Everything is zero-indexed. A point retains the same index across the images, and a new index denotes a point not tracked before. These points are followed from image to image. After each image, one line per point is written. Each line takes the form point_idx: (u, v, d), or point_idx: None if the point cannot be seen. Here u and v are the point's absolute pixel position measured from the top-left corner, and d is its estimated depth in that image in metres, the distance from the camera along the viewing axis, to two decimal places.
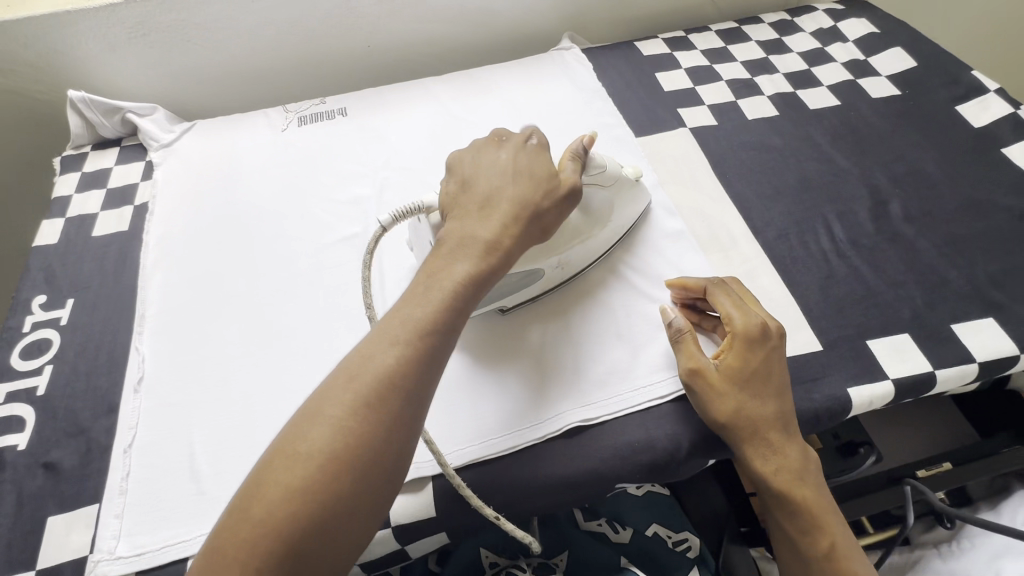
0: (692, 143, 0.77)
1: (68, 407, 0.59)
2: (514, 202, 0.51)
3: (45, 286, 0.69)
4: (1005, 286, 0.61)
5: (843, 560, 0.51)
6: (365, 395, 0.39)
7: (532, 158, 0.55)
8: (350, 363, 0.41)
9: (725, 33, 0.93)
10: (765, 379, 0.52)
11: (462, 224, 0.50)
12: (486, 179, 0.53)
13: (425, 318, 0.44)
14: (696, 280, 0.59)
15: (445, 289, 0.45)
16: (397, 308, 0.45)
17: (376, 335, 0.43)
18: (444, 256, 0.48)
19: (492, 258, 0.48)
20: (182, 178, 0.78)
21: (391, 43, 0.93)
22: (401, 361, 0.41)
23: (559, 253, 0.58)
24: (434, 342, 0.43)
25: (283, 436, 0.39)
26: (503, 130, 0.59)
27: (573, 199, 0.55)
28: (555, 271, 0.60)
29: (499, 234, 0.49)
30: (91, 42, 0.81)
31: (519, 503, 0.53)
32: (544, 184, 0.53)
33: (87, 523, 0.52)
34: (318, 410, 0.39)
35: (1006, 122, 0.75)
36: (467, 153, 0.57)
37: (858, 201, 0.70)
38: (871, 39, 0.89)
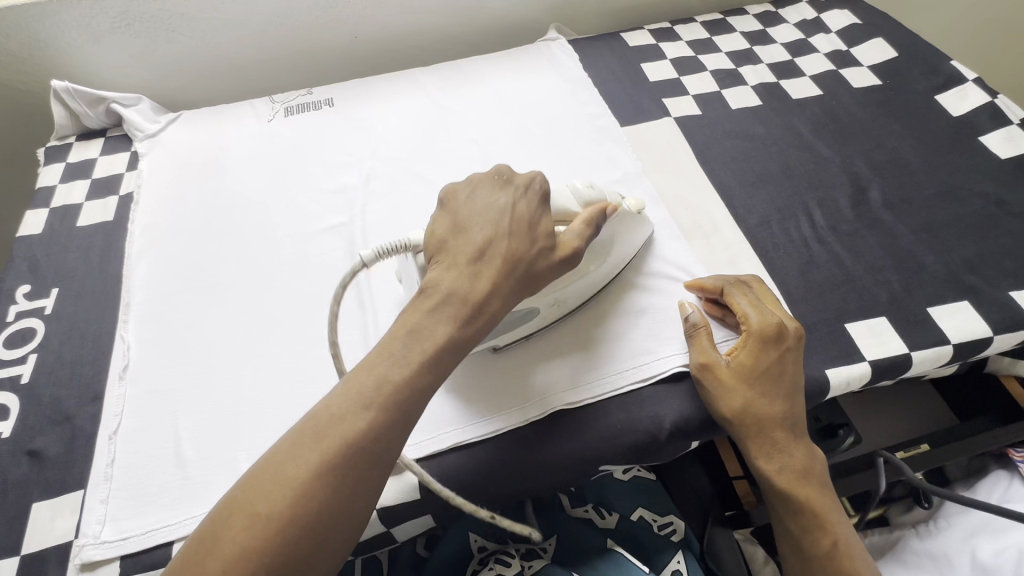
0: (676, 132, 0.78)
1: (52, 396, 0.59)
2: (506, 258, 0.47)
3: (28, 276, 0.69)
4: (980, 270, 0.63)
5: (845, 560, 0.50)
6: (331, 459, 0.38)
7: (534, 208, 0.51)
8: (316, 424, 0.39)
9: (710, 24, 0.94)
10: (777, 379, 0.52)
11: (449, 275, 0.46)
12: (478, 226, 0.49)
13: (402, 380, 0.42)
14: (713, 280, 0.60)
15: (425, 352, 0.43)
16: (373, 361, 0.42)
17: (345, 393, 0.41)
18: (428, 311, 0.44)
19: (475, 321, 0.45)
20: (167, 169, 0.78)
21: (378, 34, 0.93)
22: (372, 426, 0.40)
23: (555, 293, 0.55)
24: (408, 406, 0.42)
25: (245, 490, 0.38)
26: (507, 168, 0.54)
27: (569, 264, 0.51)
28: (549, 310, 0.57)
29: (487, 294, 0.46)
30: (75, 32, 0.81)
31: (502, 484, 0.53)
32: (539, 244, 0.49)
33: (72, 509, 0.52)
34: (277, 469, 0.38)
35: (984, 110, 0.76)
36: (465, 187, 0.53)
37: (839, 188, 0.71)
38: (854, 30, 0.90)
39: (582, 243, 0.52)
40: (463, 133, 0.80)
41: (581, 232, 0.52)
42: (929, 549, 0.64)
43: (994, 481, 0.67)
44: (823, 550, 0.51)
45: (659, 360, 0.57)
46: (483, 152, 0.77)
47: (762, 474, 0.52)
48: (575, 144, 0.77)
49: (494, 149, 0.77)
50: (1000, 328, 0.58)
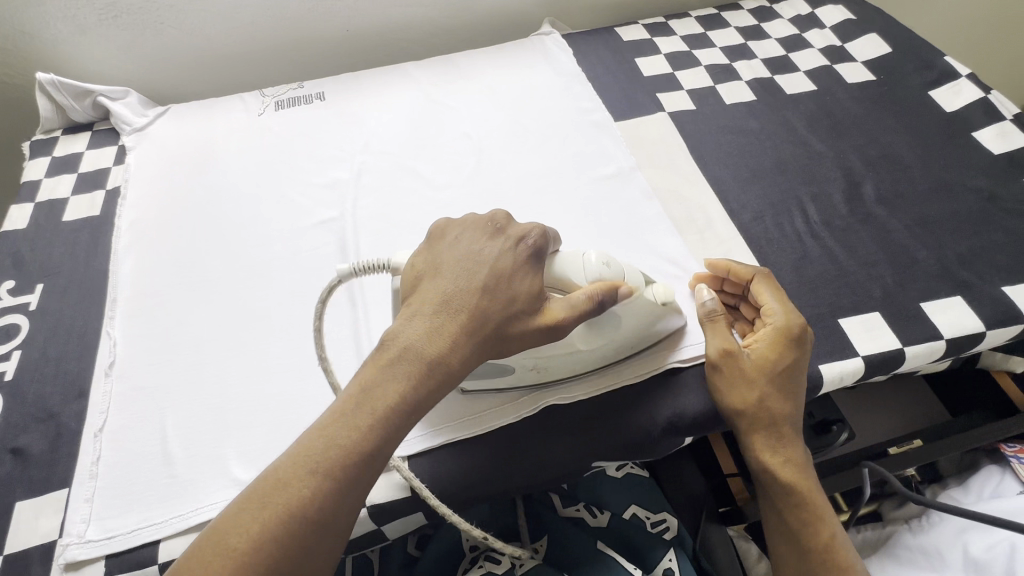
0: (670, 127, 0.78)
1: (37, 393, 0.58)
2: (474, 316, 0.44)
3: (13, 272, 0.68)
4: (973, 265, 0.63)
5: (842, 556, 0.49)
6: (273, 527, 0.36)
7: (515, 264, 0.47)
8: (263, 487, 0.38)
9: (705, 19, 0.94)
10: (794, 376, 0.53)
11: (410, 329, 0.44)
12: (452, 277, 0.46)
13: (350, 444, 0.39)
14: (744, 267, 0.58)
15: (377, 413, 0.41)
16: (327, 421, 0.40)
17: (297, 453, 0.39)
18: (384, 368, 0.42)
19: (431, 384, 0.43)
20: (155, 163, 0.77)
21: (370, 27, 0.92)
22: (317, 493, 0.38)
23: (538, 357, 0.51)
24: (357, 475, 0.39)
25: (189, 553, 0.36)
26: (504, 215, 0.50)
27: (549, 336, 0.46)
28: (527, 372, 0.53)
29: (445, 354, 0.43)
30: (62, 24, 0.79)
31: (494, 480, 0.53)
32: (514, 305, 0.45)
33: (57, 507, 0.52)
34: (219, 536, 0.36)
35: (977, 106, 0.76)
36: (456, 227, 0.50)
37: (833, 184, 0.71)
38: (848, 25, 0.89)
39: (571, 317, 0.46)
40: (456, 128, 0.79)
41: (575, 305, 0.46)
42: (921, 545, 0.64)
43: (987, 476, 0.67)
44: (821, 546, 0.50)
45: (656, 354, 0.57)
46: (476, 146, 0.76)
47: (764, 465, 0.52)
48: (569, 139, 0.76)
49: (487, 144, 0.77)
50: (992, 323, 0.58)
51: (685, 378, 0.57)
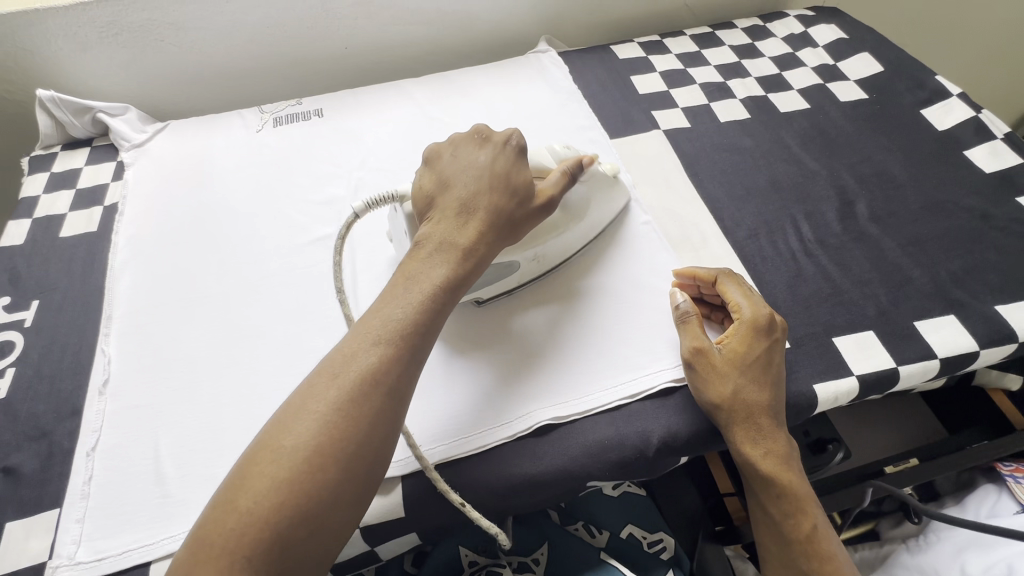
0: (665, 145, 0.78)
1: (30, 410, 0.58)
2: (493, 211, 0.52)
3: (9, 288, 0.67)
4: (965, 283, 0.63)
5: (823, 542, 0.51)
6: (346, 391, 0.42)
7: (511, 163, 0.55)
8: (331, 365, 0.43)
9: (699, 38, 0.95)
10: (765, 367, 0.54)
11: (440, 228, 0.51)
12: (464, 181, 0.53)
13: (404, 318, 0.46)
14: (706, 270, 0.61)
15: (424, 291, 0.47)
16: (380, 306, 0.47)
17: (357, 334, 0.45)
18: (422, 260, 0.49)
19: (468, 263, 0.50)
20: (154, 179, 0.78)
21: (368, 46, 0.93)
22: (383, 361, 0.43)
23: (535, 246, 0.59)
24: (410, 343, 0.45)
25: (267, 431, 0.41)
26: (483, 126, 0.58)
27: (545, 211, 0.57)
28: (530, 265, 0.61)
29: (475, 239, 0.51)
30: (63, 43, 0.80)
31: (488, 503, 0.53)
32: (520, 194, 0.54)
33: (47, 528, 0.51)
34: (298, 408, 0.41)
35: (969, 125, 0.77)
36: (450, 145, 0.57)
37: (826, 202, 0.71)
38: (841, 44, 0.90)
39: (559, 190, 0.58)
40: None
41: (558, 180, 0.58)
42: (919, 563, 0.63)
43: (984, 495, 0.67)
44: (804, 533, 0.51)
45: (648, 376, 0.57)
46: None
47: (746, 459, 0.52)
48: None
49: None
50: (986, 342, 0.58)
51: (676, 400, 0.57)
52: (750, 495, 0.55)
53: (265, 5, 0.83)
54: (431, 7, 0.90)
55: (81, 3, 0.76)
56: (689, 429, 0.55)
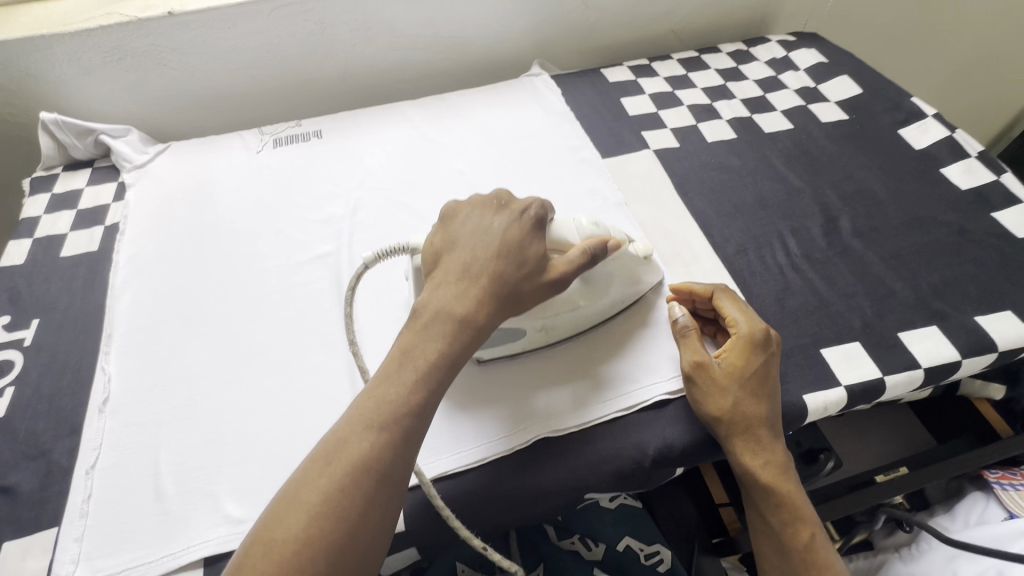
0: (656, 164, 0.81)
1: (29, 428, 0.58)
2: (496, 279, 0.49)
3: (9, 307, 0.68)
4: (946, 295, 0.65)
5: (821, 551, 0.52)
6: (338, 480, 0.39)
7: (520, 230, 0.52)
8: (324, 449, 0.41)
9: (686, 61, 0.99)
10: (763, 380, 0.55)
11: (440, 297, 0.48)
12: (468, 248, 0.51)
13: (398, 399, 0.43)
14: (702, 285, 0.62)
15: (420, 368, 0.45)
16: (375, 384, 0.44)
17: (351, 414, 0.42)
18: (422, 332, 0.47)
19: (466, 337, 0.47)
20: (154, 199, 0.79)
21: (366, 69, 0.96)
22: (376, 445, 0.41)
23: (544, 318, 0.57)
24: (404, 426, 0.42)
25: (263, 518, 0.39)
26: (503, 191, 0.56)
27: (554, 289, 0.52)
28: (536, 334, 0.59)
29: (477, 312, 0.48)
30: (68, 67, 0.82)
31: (487, 516, 0.53)
32: (527, 260, 0.51)
33: (44, 547, 0.51)
34: (292, 497, 0.39)
35: (944, 144, 0.80)
36: (462, 209, 0.55)
37: (811, 218, 0.74)
38: (821, 68, 0.94)
39: (572, 271, 0.52)
40: (449, 165, 0.82)
41: (572, 260, 0.52)
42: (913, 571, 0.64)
43: (972, 503, 0.69)
44: (803, 542, 0.52)
45: (642, 389, 0.58)
46: (468, 182, 0.79)
47: (744, 469, 0.54)
48: (559, 175, 0.79)
49: (479, 181, 0.79)
50: (968, 352, 0.60)
51: (672, 411, 0.58)
52: (748, 502, 0.56)
53: (267, 31, 0.85)
54: (427, 34, 0.94)
55: (87, 30, 0.78)
56: (686, 438, 0.56)
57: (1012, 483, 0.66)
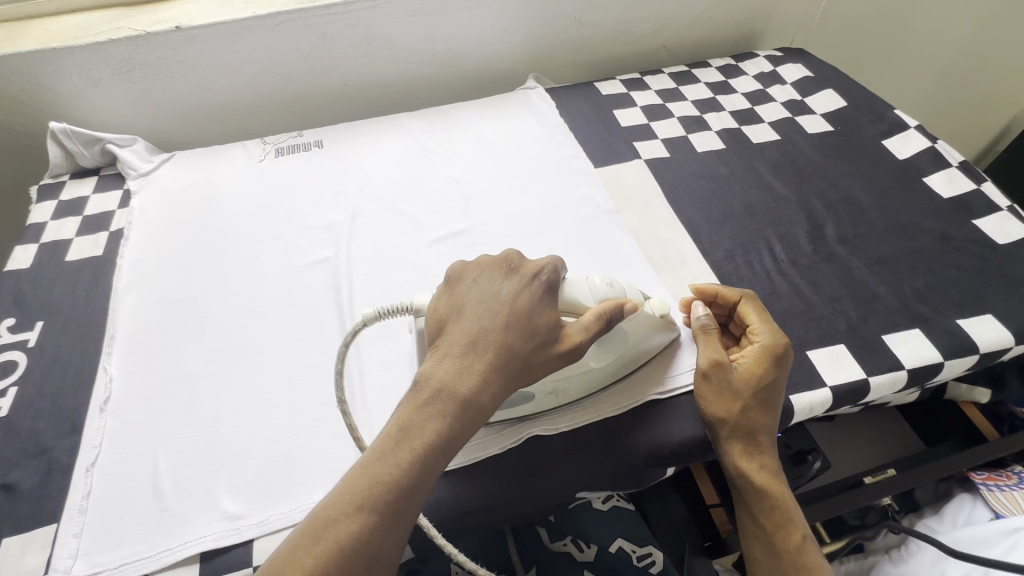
0: (647, 173, 0.83)
1: (30, 427, 0.59)
2: (501, 355, 0.48)
3: (14, 310, 0.69)
4: (928, 299, 0.67)
5: (812, 554, 0.52)
6: (324, 564, 0.38)
7: (531, 300, 0.51)
8: (314, 527, 0.39)
9: (677, 75, 1.02)
10: (774, 389, 0.56)
11: (443, 369, 0.47)
12: (476, 315, 0.50)
13: (393, 480, 0.42)
14: (727, 289, 0.63)
15: (417, 448, 0.43)
16: (371, 460, 0.42)
17: (342, 491, 0.41)
18: (421, 407, 0.45)
19: (466, 418, 0.46)
20: (158, 207, 0.81)
21: (367, 82, 0.99)
22: (365, 529, 0.39)
23: (555, 379, 0.54)
24: (396, 508, 0.41)
25: None
26: (515, 254, 0.55)
27: (569, 358, 0.51)
28: (546, 396, 0.56)
29: (478, 392, 0.46)
30: (77, 78, 0.85)
31: (476, 513, 0.54)
32: (538, 335, 0.50)
33: (43, 543, 0.51)
34: (274, 574, 0.37)
35: (926, 154, 0.83)
36: (475, 269, 0.54)
37: (797, 225, 0.76)
38: (807, 82, 0.98)
39: (588, 339, 0.51)
40: (446, 174, 0.84)
41: (587, 325, 0.52)
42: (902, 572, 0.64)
43: (960, 503, 0.70)
44: (793, 544, 0.53)
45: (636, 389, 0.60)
46: (465, 191, 0.82)
47: (741, 470, 0.55)
48: (552, 184, 0.81)
49: (475, 189, 0.82)
50: (950, 354, 0.62)
51: (666, 407, 0.59)
52: (740, 502, 0.56)
53: (271, 46, 0.88)
54: (426, 48, 0.97)
55: (98, 43, 0.81)
56: (681, 436, 0.58)
57: (998, 484, 0.68)
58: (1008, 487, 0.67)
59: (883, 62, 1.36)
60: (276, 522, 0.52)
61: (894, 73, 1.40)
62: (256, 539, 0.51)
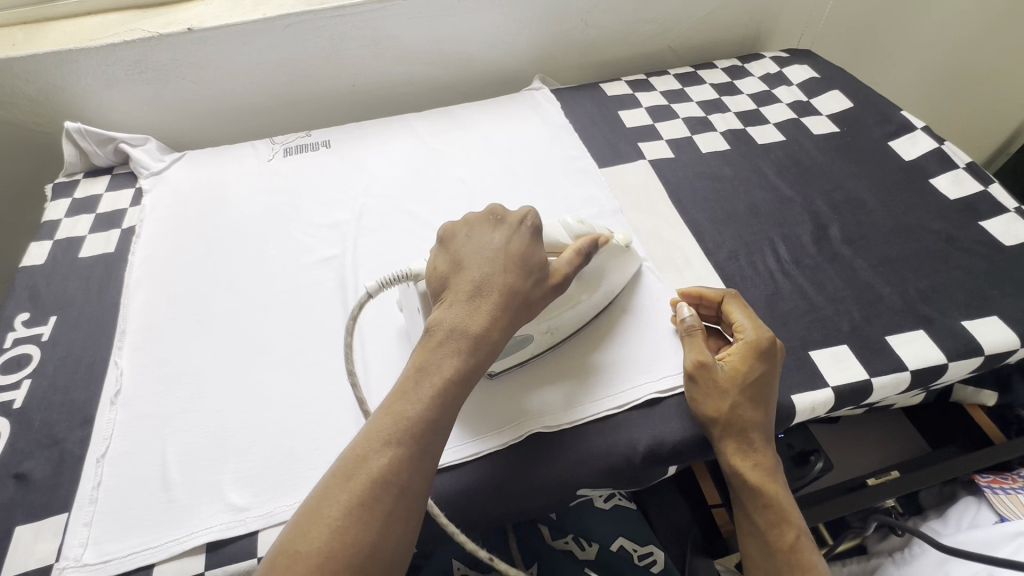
0: (651, 173, 0.84)
1: (43, 419, 0.60)
2: (505, 295, 0.50)
3: (29, 304, 0.71)
4: (933, 301, 0.67)
5: (807, 554, 0.52)
6: (360, 496, 0.40)
7: (526, 245, 0.54)
8: (345, 465, 0.41)
9: (682, 76, 1.02)
10: (763, 387, 0.56)
11: (452, 314, 0.49)
12: (477, 265, 0.52)
13: (417, 416, 0.44)
14: (711, 290, 0.64)
15: (436, 384, 0.45)
16: (394, 401, 0.45)
17: (367, 432, 0.43)
18: (435, 348, 0.47)
19: (479, 353, 0.48)
20: (170, 204, 0.82)
21: (375, 84, 1.00)
22: (394, 460, 0.41)
23: (548, 320, 0.58)
24: (423, 441, 0.43)
25: (285, 535, 0.39)
26: (503, 207, 0.57)
27: (559, 290, 0.55)
28: (543, 337, 0.60)
29: (486, 327, 0.48)
30: (91, 79, 0.87)
31: (476, 508, 0.54)
32: (535, 275, 0.53)
33: (54, 531, 0.53)
34: (315, 512, 0.39)
35: (933, 155, 0.83)
36: (465, 225, 0.56)
37: (801, 225, 0.76)
38: (813, 83, 0.97)
39: (572, 269, 0.56)
40: (452, 173, 0.85)
41: (570, 258, 0.56)
42: None
43: (964, 507, 0.70)
44: (788, 543, 0.52)
45: (633, 388, 0.60)
46: (470, 190, 0.82)
47: (736, 469, 0.55)
48: (557, 183, 0.82)
49: (481, 188, 0.82)
50: (954, 355, 0.62)
51: (664, 408, 0.59)
52: (736, 503, 0.56)
53: (281, 47, 0.90)
54: (432, 49, 0.98)
55: (112, 44, 0.83)
56: (677, 437, 0.58)
57: (1004, 487, 0.67)
58: (1013, 490, 0.67)
59: (891, 64, 1.35)
60: (281, 515, 0.53)
61: (903, 75, 1.39)
62: (260, 530, 0.52)
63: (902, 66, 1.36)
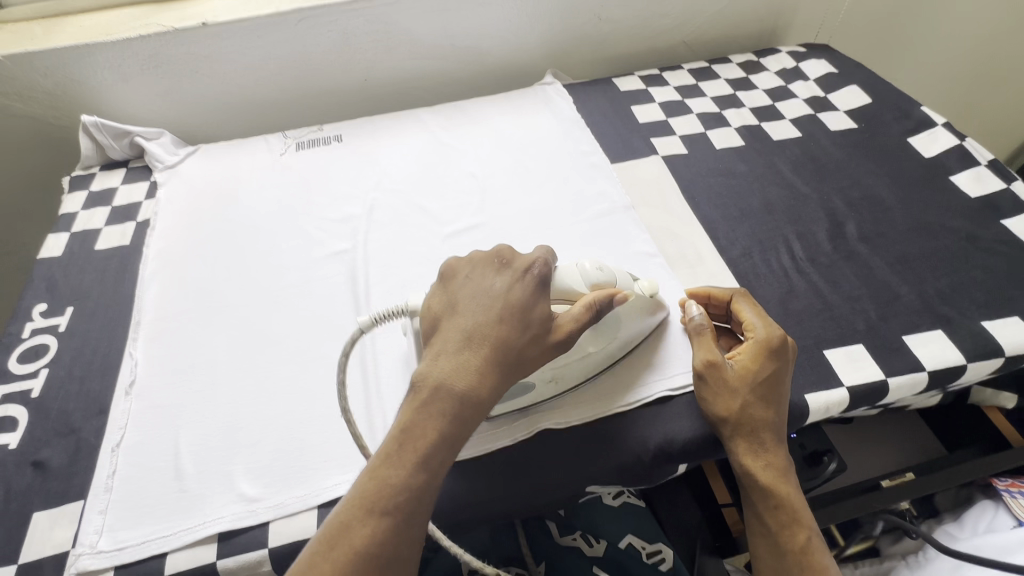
0: (663, 169, 0.83)
1: (60, 408, 0.61)
2: (497, 348, 0.48)
3: (46, 295, 0.72)
4: (952, 300, 0.65)
5: (818, 556, 0.51)
6: (342, 567, 0.39)
7: (526, 291, 0.51)
8: (328, 533, 0.41)
9: (697, 71, 1.01)
10: (775, 386, 0.56)
11: (440, 369, 0.47)
12: (471, 312, 0.50)
13: (400, 481, 0.43)
14: (719, 290, 0.63)
15: (421, 448, 0.44)
16: (377, 463, 0.44)
17: (350, 499, 0.42)
18: (421, 409, 0.46)
19: (466, 413, 0.46)
20: (183, 198, 0.83)
21: (386, 78, 1.00)
22: (377, 531, 0.41)
23: (553, 366, 0.55)
24: (405, 509, 0.42)
25: None
26: (506, 248, 0.55)
27: (561, 347, 0.51)
28: (546, 385, 0.56)
29: (474, 385, 0.47)
30: (108, 73, 0.88)
31: (484, 504, 0.54)
32: (532, 325, 0.50)
33: (71, 519, 0.54)
34: None
35: (954, 152, 0.81)
36: (464, 265, 0.54)
37: (817, 223, 0.75)
38: (831, 78, 0.96)
39: (578, 328, 0.52)
40: (463, 168, 0.85)
41: (579, 315, 0.52)
42: None
43: (981, 510, 0.68)
44: (798, 544, 0.52)
45: (643, 387, 0.59)
46: (481, 185, 0.82)
47: (747, 468, 0.54)
48: (568, 179, 0.81)
49: (491, 183, 0.82)
50: (974, 356, 0.60)
51: (674, 406, 0.59)
52: (745, 502, 0.56)
53: (293, 41, 0.90)
54: (444, 44, 0.97)
55: (127, 39, 0.84)
56: (688, 434, 0.57)
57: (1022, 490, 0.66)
58: None
59: (912, 59, 1.33)
60: (291, 506, 0.53)
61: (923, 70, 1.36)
62: (271, 521, 0.53)
63: (922, 61, 1.33)
